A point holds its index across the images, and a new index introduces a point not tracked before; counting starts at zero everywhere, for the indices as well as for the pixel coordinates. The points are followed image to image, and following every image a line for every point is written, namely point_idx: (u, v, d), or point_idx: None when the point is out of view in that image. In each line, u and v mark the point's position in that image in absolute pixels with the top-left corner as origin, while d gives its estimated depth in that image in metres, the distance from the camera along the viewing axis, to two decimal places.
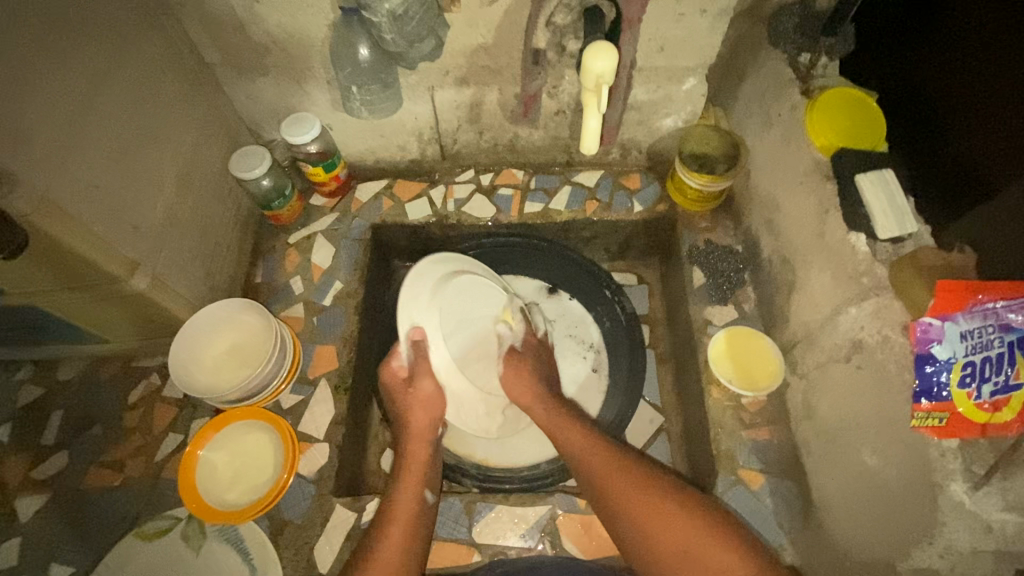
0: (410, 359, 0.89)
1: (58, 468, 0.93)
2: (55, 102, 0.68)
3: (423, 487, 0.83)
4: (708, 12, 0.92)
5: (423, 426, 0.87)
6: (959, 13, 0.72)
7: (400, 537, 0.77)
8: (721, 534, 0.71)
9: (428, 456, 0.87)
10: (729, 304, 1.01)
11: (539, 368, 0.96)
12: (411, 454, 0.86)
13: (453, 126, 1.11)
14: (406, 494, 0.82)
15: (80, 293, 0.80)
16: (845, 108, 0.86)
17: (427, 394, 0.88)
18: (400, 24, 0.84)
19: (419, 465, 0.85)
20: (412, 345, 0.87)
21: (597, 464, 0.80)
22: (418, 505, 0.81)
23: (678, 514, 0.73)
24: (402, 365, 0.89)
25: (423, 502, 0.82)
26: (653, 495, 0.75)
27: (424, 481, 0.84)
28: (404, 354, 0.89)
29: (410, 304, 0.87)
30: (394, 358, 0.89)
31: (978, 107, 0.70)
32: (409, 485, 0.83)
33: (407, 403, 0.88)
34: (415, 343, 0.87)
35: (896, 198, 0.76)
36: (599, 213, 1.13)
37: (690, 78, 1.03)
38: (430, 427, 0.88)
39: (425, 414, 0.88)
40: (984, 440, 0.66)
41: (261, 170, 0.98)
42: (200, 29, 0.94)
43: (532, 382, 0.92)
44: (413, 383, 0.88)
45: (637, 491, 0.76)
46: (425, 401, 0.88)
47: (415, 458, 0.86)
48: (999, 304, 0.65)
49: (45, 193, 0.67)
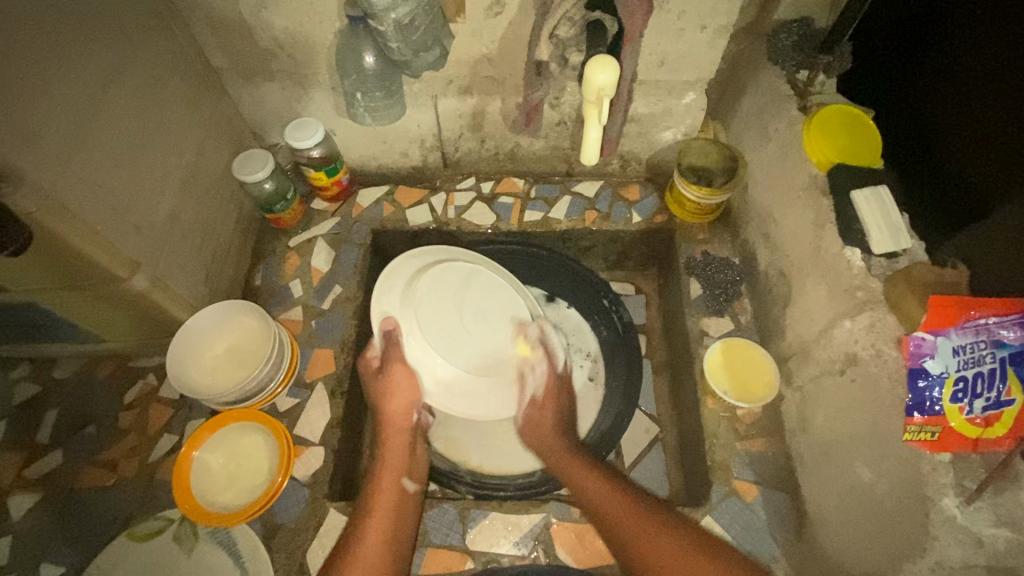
0: (382, 349, 0.89)
1: (51, 467, 0.93)
2: (65, 101, 0.69)
3: (402, 476, 0.85)
4: (709, 29, 0.94)
5: (398, 415, 0.88)
6: (948, 38, 0.74)
7: (380, 524, 0.78)
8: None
9: (407, 444, 0.88)
10: (726, 315, 1.02)
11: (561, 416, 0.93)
12: (388, 442, 0.88)
13: (455, 134, 1.13)
14: (385, 487, 0.83)
15: (80, 293, 0.81)
16: (842, 124, 0.87)
17: (400, 380, 0.87)
18: (406, 33, 0.85)
19: (397, 455, 0.87)
20: (386, 338, 0.88)
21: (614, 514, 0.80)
22: (399, 495, 0.83)
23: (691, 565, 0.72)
24: (377, 356, 0.91)
25: (403, 491, 0.84)
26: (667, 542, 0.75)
27: (403, 470, 0.86)
28: (378, 345, 0.89)
29: (385, 301, 0.91)
30: (369, 349, 0.91)
31: (972, 129, 0.72)
32: (389, 475, 0.84)
33: (383, 391, 0.88)
34: (389, 334, 0.87)
35: (890, 214, 0.78)
36: (598, 222, 1.14)
37: (689, 92, 1.05)
38: (403, 415, 0.88)
39: (399, 404, 0.88)
40: (976, 455, 0.66)
41: (263, 174, 0.99)
42: (208, 33, 0.95)
43: (552, 432, 0.92)
44: (384, 372, 0.88)
45: (659, 543, 0.75)
46: (397, 388, 0.87)
47: (392, 449, 0.87)
48: (990, 321, 0.66)
49: (52, 191, 0.67)
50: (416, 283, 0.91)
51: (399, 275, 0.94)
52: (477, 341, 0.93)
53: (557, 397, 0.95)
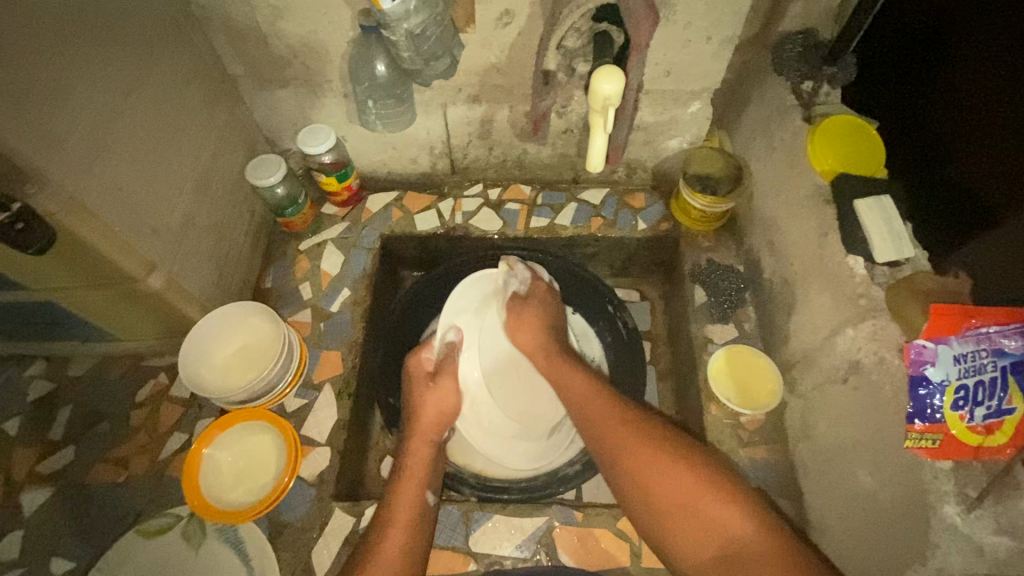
0: (439, 355, 0.97)
1: (62, 463, 0.95)
2: (88, 106, 0.72)
3: (425, 487, 0.83)
4: (714, 40, 0.96)
5: (428, 427, 0.89)
6: (951, 50, 0.75)
7: (401, 537, 0.76)
8: (712, 484, 0.70)
9: (430, 455, 0.87)
10: (730, 322, 1.03)
11: (541, 312, 0.98)
12: (412, 451, 0.87)
13: (464, 141, 1.15)
14: (407, 494, 0.81)
15: (99, 291, 0.83)
16: (845, 135, 0.88)
17: (446, 395, 0.92)
18: (418, 43, 0.87)
19: (420, 463, 0.85)
20: (446, 347, 0.98)
21: (604, 416, 0.81)
22: (420, 507, 0.80)
23: (673, 471, 0.72)
24: (432, 357, 0.96)
25: (424, 503, 0.81)
26: (649, 450, 0.74)
27: (425, 482, 0.83)
28: (437, 350, 0.97)
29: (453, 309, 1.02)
30: (425, 350, 0.97)
31: (975, 139, 0.72)
32: (411, 485, 0.82)
33: (424, 396, 0.92)
34: (450, 343, 0.99)
35: (893, 223, 0.78)
36: (603, 229, 1.15)
37: (694, 102, 1.07)
38: (434, 426, 0.90)
39: (433, 415, 0.91)
40: (976, 463, 0.66)
41: (275, 179, 1.01)
42: (224, 41, 0.98)
43: (532, 326, 0.96)
44: (436, 378, 0.94)
45: (638, 445, 0.75)
46: (437, 401, 0.92)
47: (417, 456, 0.86)
48: (993, 329, 0.66)
49: (74, 193, 0.69)
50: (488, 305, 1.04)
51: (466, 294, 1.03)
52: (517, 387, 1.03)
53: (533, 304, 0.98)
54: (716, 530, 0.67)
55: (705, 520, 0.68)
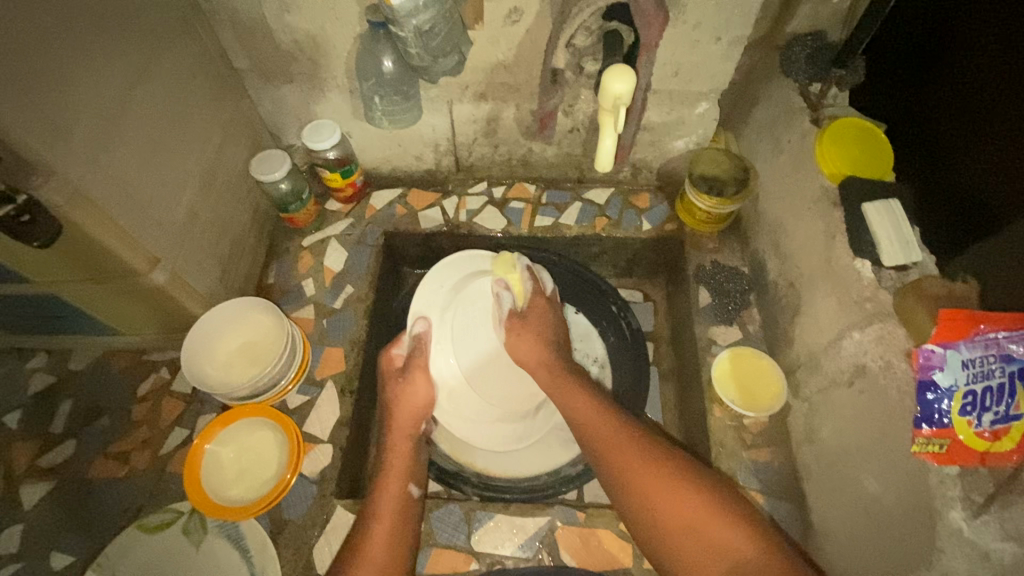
0: (409, 350, 0.95)
1: (64, 456, 0.94)
2: (94, 97, 0.71)
3: (407, 481, 0.82)
4: (723, 40, 0.95)
5: (406, 424, 0.88)
6: (953, 53, 0.75)
7: (385, 536, 0.76)
8: (711, 504, 0.70)
9: (412, 450, 0.87)
10: (734, 324, 1.02)
11: (541, 328, 0.93)
12: (393, 448, 0.86)
13: (469, 140, 1.14)
14: (391, 489, 0.81)
15: (101, 285, 0.82)
16: (855, 138, 0.88)
17: (419, 388, 0.91)
18: (426, 39, 0.87)
19: (401, 459, 0.85)
20: (417, 339, 0.96)
21: (608, 442, 0.78)
22: (402, 502, 0.80)
23: (680, 496, 0.71)
24: (401, 354, 0.95)
25: (407, 497, 0.81)
26: (664, 477, 0.73)
27: (409, 475, 0.83)
28: (405, 345, 0.95)
29: (424, 297, 0.98)
30: (396, 346, 0.95)
31: (980, 142, 0.73)
32: (393, 481, 0.82)
33: (397, 393, 0.90)
34: (419, 336, 0.96)
35: (902, 228, 0.78)
36: (608, 229, 1.15)
37: (702, 103, 1.07)
38: (411, 422, 0.89)
39: (409, 413, 0.89)
40: (983, 469, 0.65)
41: (280, 174, 1.00)
42: (230, 34, 0.97)
43: (535, 345, 0.92)
44: (406, 373, 0.92)
45: (642, 472, 0.74)
46: (410, 399, 0.90)
47: (398, 452, 0.86)
48: (1001, 335, 0.66)
49: (78, 186, 0.69)
50: (460, 291, 0.99)
51: (437, 281, 0.98)
52: (501, 375, 1.03)
53: (535, 316, 0.95)
54: (721, 555, 0.67)
55: (708, 539, 0.68)
